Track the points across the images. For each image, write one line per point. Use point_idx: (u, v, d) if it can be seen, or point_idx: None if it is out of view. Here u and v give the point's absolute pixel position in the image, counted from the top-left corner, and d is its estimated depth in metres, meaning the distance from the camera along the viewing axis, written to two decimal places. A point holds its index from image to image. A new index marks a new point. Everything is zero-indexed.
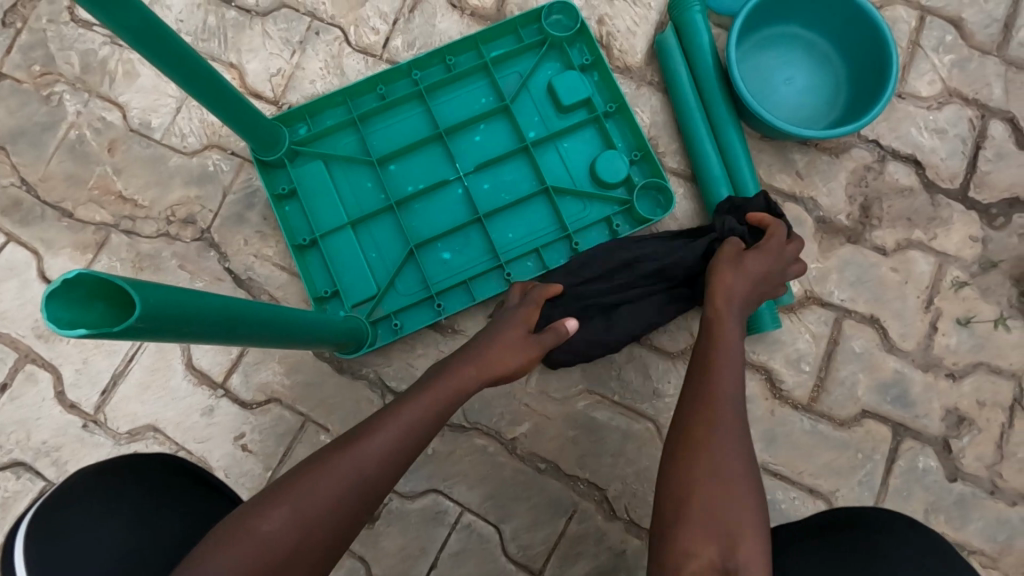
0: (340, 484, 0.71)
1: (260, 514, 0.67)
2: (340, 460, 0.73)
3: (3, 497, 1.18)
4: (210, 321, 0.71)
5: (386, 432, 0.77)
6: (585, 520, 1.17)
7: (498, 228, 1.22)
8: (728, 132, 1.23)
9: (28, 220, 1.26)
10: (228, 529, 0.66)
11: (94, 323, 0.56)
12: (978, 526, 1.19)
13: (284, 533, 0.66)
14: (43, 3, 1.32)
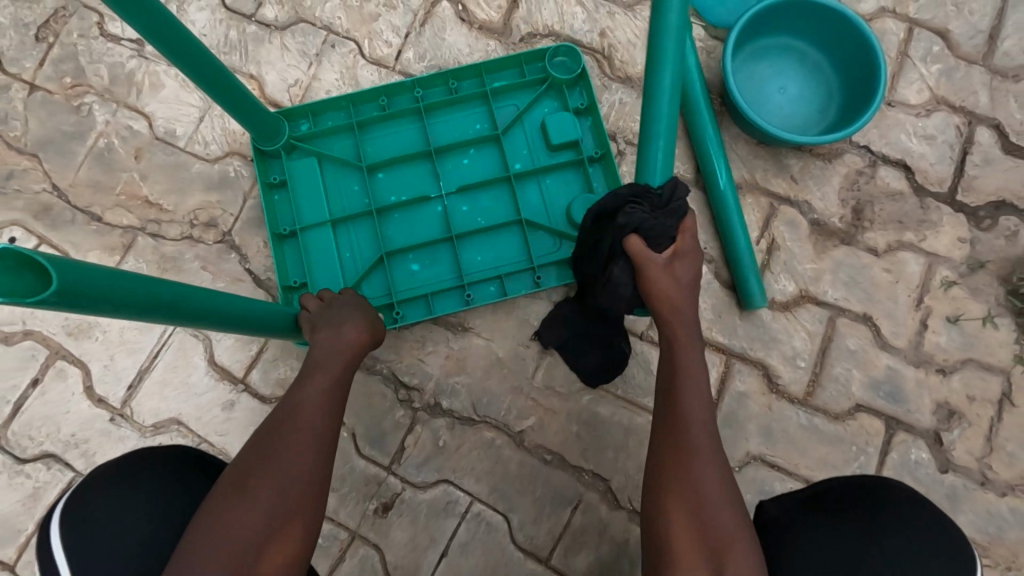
0: (307, 436, 0.76)
1: (226, 502, 0.70)
2: (292, 423, 0.78)
3: (33, 488, 1.24)
4: (142, 305, 0.71)
5: (319, 388, 0.83)
6: (589, 510, 1.22)
7: (468, 249, 1.27)
8: (708, 134, 1.29)
9: (58, 223, 1.32)
10: (207, 523, 0.69)
11: (14, 291, 0.56)
12: (969, 516, 1.23)
13: (261, 497, 0.70)
14: (74, 19, 1.40)
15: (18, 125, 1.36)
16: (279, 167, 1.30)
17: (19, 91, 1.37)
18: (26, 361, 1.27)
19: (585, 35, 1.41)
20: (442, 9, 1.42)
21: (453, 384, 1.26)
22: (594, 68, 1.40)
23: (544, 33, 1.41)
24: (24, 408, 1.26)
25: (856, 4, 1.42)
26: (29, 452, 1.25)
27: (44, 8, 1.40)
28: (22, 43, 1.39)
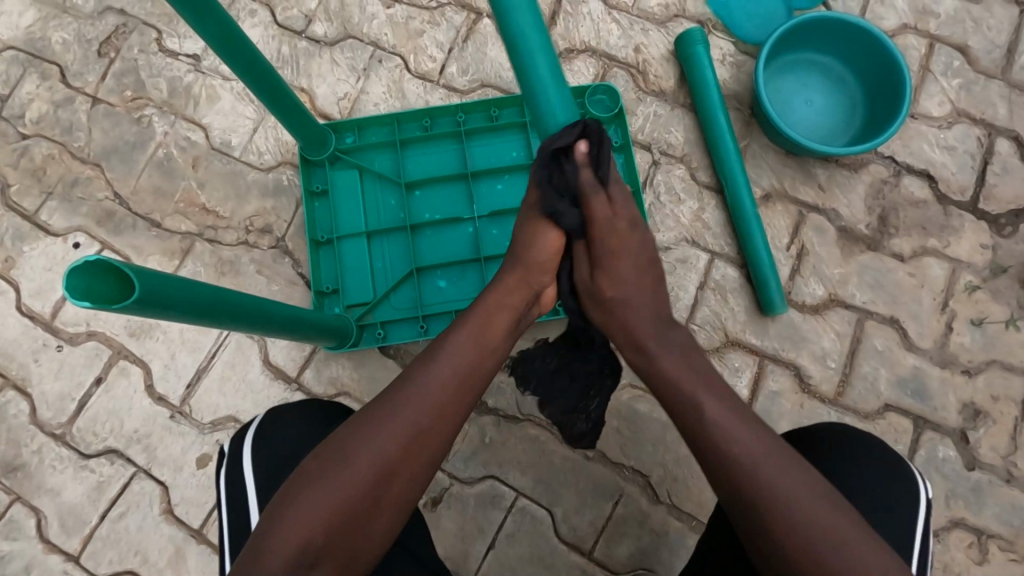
0: (405, 423, 0.79)
1: (320, 462, 0.76)
2: (399, 407, 0.80)
3: (97, 481, 1.30)
4: (202, 310, 0.73)
5: (436, 375, 0.83)
6: (630, 504, 1.27)
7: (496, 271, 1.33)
8: (725, 141, 1.37)
9: (121, 229, 1.39)
10: (307, 476, 0.76)
11: (100, 295, 0.60)
12: (995, 511, 1.28)
13: (351, 471, 0.75)
14: (135, 35, 1.47)
15: (82, 136, 1.43)
16: (322, 176, 1.37)
17: (82, 103, 1.45)
18: (90, 360, 1.34)
19: (620, 50, 1.48)
20: (484, 26, 1.49)
21: (498, 383, 1.32)
22: (629, 82, 1.46)
23: (581, 48, 1.48)
24: (89, 405, 1.32)
25: (879, 21, 1.49)
26: (93, 447, 1.31)
27: (106, 25, 1.47)
28: (85, 58, 1.46)
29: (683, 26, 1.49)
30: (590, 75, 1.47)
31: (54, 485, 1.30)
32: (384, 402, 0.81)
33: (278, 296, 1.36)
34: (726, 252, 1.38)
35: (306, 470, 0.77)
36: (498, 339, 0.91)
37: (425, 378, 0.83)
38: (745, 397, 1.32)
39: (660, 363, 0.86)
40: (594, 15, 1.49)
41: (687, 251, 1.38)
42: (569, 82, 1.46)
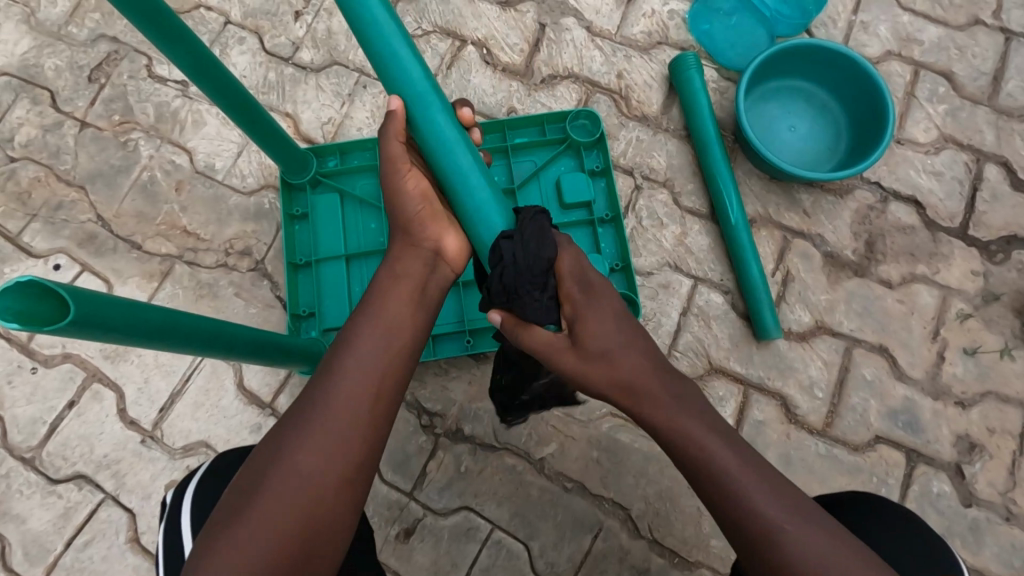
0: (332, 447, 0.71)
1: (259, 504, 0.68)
2: (324, 428, 0.73)
3: (64, 507, 1.27)
4: (147, 332, 0.72)
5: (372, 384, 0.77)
6: (610, 538, 1.23)
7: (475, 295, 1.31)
8: (718, 164, 1.36)
9: (102, 251, 1.39)
10: (220, 525, 0.66)
11: (37, 319, 0.59)
12: (994, 551, 1.22)
13: (271, 510, 0.67)
14: (125, 62, 1.50)
15: (69, 159, 1.45)
16: (303, 200, 1.37)
17: (70, 128, 1.47)
18: (64, 383, 1.32)
19: (603, 77, 1.49)
20: (468, 53, 1.51)
21: (475, 410, 1.29)
22: (612, 107, 1.47)
23: (564, 75, 1.49)
24: (60, 429, 1.30)
25: (862, 49, 1.49)
26: (62, 472, 1.28)
27: (98, 52, 1.51)
28: (76, 84, 1.49)
29: (666, 52, 1.50)
30: (572, 100, 1.48)
31: (21, 511, 1.28)
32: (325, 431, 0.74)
33: (255, 319, 1.35)
34: (709, 278, 1.35)
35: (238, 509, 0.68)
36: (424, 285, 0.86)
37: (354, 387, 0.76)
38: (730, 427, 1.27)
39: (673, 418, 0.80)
40: (577, 42, 1.51)
41: (670, 276, 1.36)
42: (552, 107, 1.47)
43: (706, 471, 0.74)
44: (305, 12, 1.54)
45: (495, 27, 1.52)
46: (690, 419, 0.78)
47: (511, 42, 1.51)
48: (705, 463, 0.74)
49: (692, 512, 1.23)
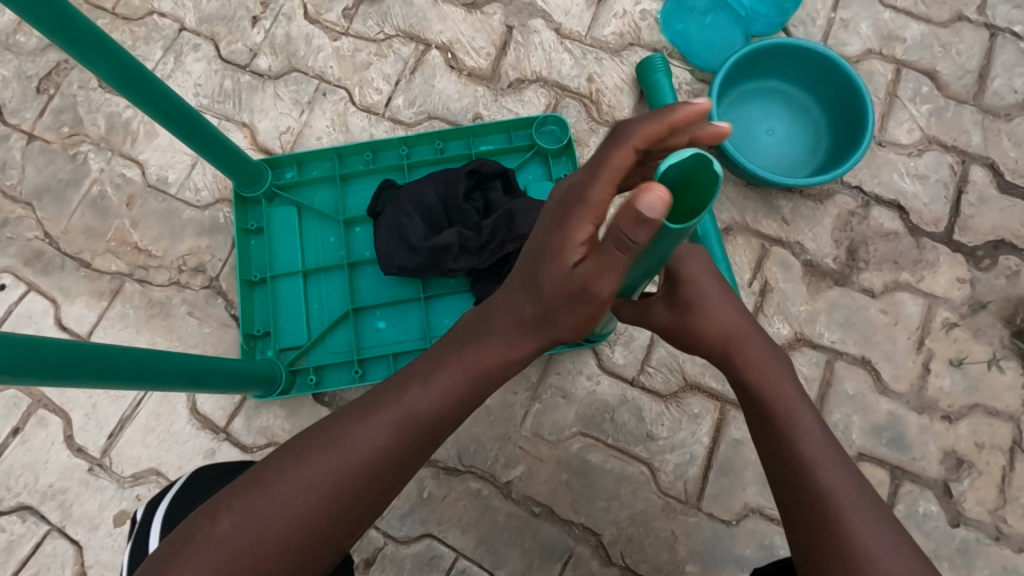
0: (326, 470, 0.59)
1: (220, 515, 0.58)
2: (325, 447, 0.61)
3: (7, 540, 1.21)
4: (47, 370, 0.67)
5: (411, 390, 0.64)
6: (580, 567, 1.17)
7: (437, 311, 1.25)
8: None
9: (49, 270, 1.33)
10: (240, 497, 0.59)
11: None
12: (983, 573, 1.16)
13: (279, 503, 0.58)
14: (75, 71, 1.44)
15: (15, 173, 1.39)
16: (259, 213, 1.31)
17: (17, 140, 1.41)
18: (7, 409, 1.26)
19: (572, 80, 1.43)
20: (432, 57, 1.45)
21: None
22: (582, 111, 1.41)
23: (532, 79, 1.43)
24: (3, 457, 1.24)
25: (842, 47, 1.43)
26: (6, 503, 1.22)
27: (47, 61, 1.44)
28: (24, 95, 1.43)
29: (638, 54, 1.44)
30: (540, 105, 1.42)
31: None
32: (296, 438, 0.63)
33: (209, 339, 1.29)
34: None
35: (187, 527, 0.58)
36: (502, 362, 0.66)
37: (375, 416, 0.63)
38: (706, 446, 1.21)
39: (769, 385, 0.73)
40: (546, 44, 1.45)
41: None
42: (519, 113, 1.41)
43: (772, 402, 0.72)
44: (263, 17, 1.48)
45: (461, 30, 1.46)
46: (776, 373, 0.75)
47: (477, 45, 1.45)
48: (768, 394, 0.73)
49: (667, 537, 1.17)
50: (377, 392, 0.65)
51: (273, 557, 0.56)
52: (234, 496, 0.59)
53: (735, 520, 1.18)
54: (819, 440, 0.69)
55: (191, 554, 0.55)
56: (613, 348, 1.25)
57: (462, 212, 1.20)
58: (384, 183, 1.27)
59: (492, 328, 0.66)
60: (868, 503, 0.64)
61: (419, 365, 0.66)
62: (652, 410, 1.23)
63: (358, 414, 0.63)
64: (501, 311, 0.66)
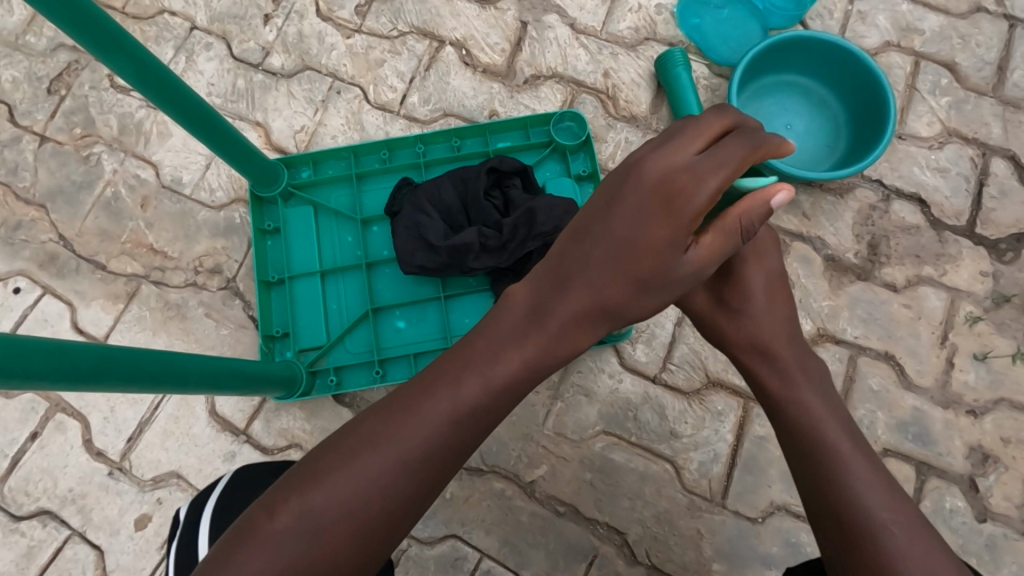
0: (386, 459, 0.56)
1: (279, 509, 0.55)
2: (380, 436, 0.58)
3: (28, 546, 1.20)
4: (74, 373, 0.67)
5: (471, 380, 0.60)
6: (605, 566, 1.16)
7: (457, 310, 1.24)
8: None
9: (64, 273, 1.32)
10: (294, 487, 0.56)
11: None
12: (1011, 569, 1.15)
13: (337, 493, 0.55)
14: (86, 71, 1.43)
15: (27, 176, 1.38)
16: (275, 214, 1.30)
17: (29, 142, 1.39)
18: (25, 414, 1.25)
19: (588, 76, 1.42)
20: (446, 54, 1.44)
21: None
22: (599, 107, 1.40)
23: (548, 75, 1.42)
24: (22, 462, 1.23)
25: (860, 40, 1.42)
26: (25, 508, 1.22)
27: (58, 62, 1.43)
28: (34, 96, 1.41)
29: (654, 49, 1.42)
30: (557, 101, 1.40)
31: None
32: (351, 425, 0.60)
33: (227, 341, 1.28)
34: None
35: (245, 525, 0.55)
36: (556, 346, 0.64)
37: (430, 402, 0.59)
38: (730, 443, 1.20)
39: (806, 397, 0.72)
40: (561, 40, 1.44)
41: None
42: (536, 109, 1.40)
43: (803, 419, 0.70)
44: (275, 15, 1.47)
45: (475, 27, 1.45)
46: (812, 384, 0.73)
47: (491, 42, 1.44)
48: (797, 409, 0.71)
49: (692, 535, 1.17)
50: (430, 376, 0.61)
51: (334, 552, 0.54)
52: (288, 487, 0.56)
53: (760, 518, 1.17)
54: (858, 460, 0.66)
55: (253, 553, 0.52)
56: (634, 346, 1.24)
57: (480, 211, 1.19)
58: (401, 181, 1.25)
59: (552, 316, 0.64)
60: (906, 518, 0.62)
61: (475, 350, 0.63)
62: (675, 408, 1.22)
63: (414, 398, 0.60)
64: (557, 302, 0.64)
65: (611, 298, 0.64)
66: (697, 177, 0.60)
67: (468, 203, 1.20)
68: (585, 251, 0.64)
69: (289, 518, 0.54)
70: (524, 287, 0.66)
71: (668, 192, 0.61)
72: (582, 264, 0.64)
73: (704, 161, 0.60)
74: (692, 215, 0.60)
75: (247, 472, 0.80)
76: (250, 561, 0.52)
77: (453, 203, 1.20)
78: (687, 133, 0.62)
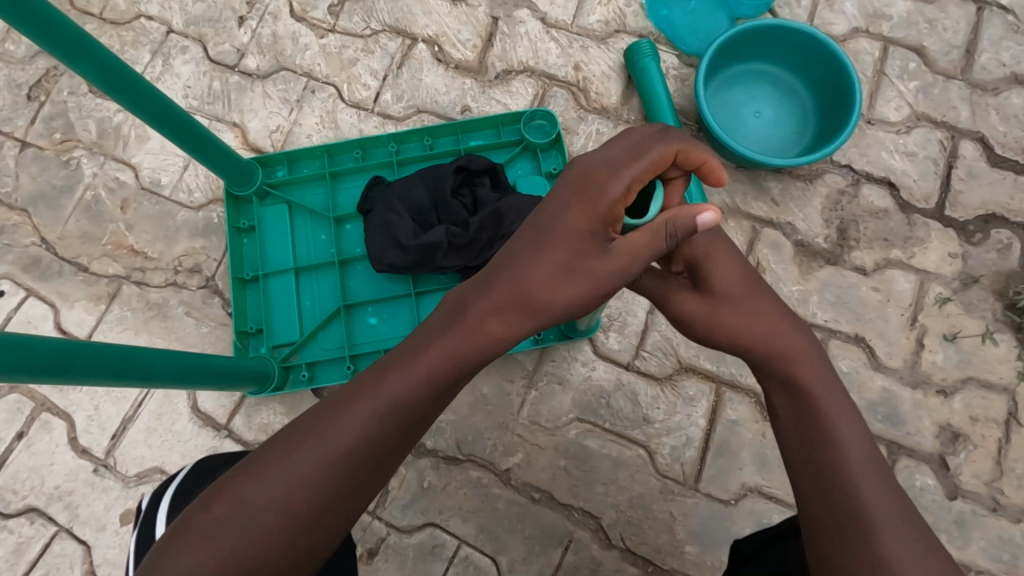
0: (313, 454, 0.59)
1: (215, 501, 0.58)
2: (312, 430, 0.60)
3: (16, 543, 1.23)
4: (33, 367, 0.67)
5: (395, 374, 0.62)
6: (580, 550, 1.18)
7: (428, 307, 1.26)
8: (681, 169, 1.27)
9: (46, 275, 1.35)
10: (231, 480, 0.59)
11: None
12: (982, 545, 1.17)
13: (267, 487, 0.58)
14: (65, 77, 1.45)
15: (10, 181, 1.40)
16: (251, 213, 1.32)
17: (10, 148, 1.42)
18: (12, 414, 1.28)
19: (559, 69, 1.43)
20: (419, 51, 1.45)
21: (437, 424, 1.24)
22: (570, 100, 1.41)
23: (519, 69, 1.44)
24: (9, 461, 1.26)
25: (828, 27, 1.43)
26: (14, 506, 1.24)
27: (37, 69, 1.45)
28: (15, 103, 1.44)
29: (624, 41, 1.44)
30: (528, 95, 1.42)
31: None
32: (290, 422, 0.62)
33: (207, 338, 1.31)
34: None
35: (184, 520, 0.58)
36: (487, 340, 0.65)
37: (356, 396, 0.61)
38: (702, 428, 1.22)
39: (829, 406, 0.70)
40: (532, 34, 1.45)
41: None
42: (508, 104, 1.41)
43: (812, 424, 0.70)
44: (250, 17, 1.49)
45: (446, 23, 1.47)
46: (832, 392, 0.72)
47: (463, 38, 1.46)
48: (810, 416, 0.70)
49: (666, 519, 1.19)
50: (362, 376, 0.63)
51: (265, 543, 0.56)
52: (229, 478, 0.60)
53: (733, 500, 1.19)
54: (870, 461, 0.67)
55: (188, 546, 0.55)
56: (607, 335, 1.26)
57: (450, 213, 1.20)
58: (374, 180, 1.27)
59: (473, 309, 0.66)
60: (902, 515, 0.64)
61: (406, 345, 0.65)
62: (648, 394, 1.24)
63: (347, 394, 0.62)
64: (477, 297, 0.67)
65: (530, 284, 0.66)
66: (612, 168, 0.65)
67: (439, 204, 1.22)
68: (511, 246, 0.68)
69: (224, 509, 0.57)
70: (456, 290, 0.70)
71: (585, 180, 0.66)
72: (511, 254, 0.67)
73: (618, 155, 0.66)
74: (603, 201, 0.65)
75: (210, 460, 0.83)
76: (186, 550, 0.55)
77: (426, 203, 1.22)
78: (610, 133, 0.69)
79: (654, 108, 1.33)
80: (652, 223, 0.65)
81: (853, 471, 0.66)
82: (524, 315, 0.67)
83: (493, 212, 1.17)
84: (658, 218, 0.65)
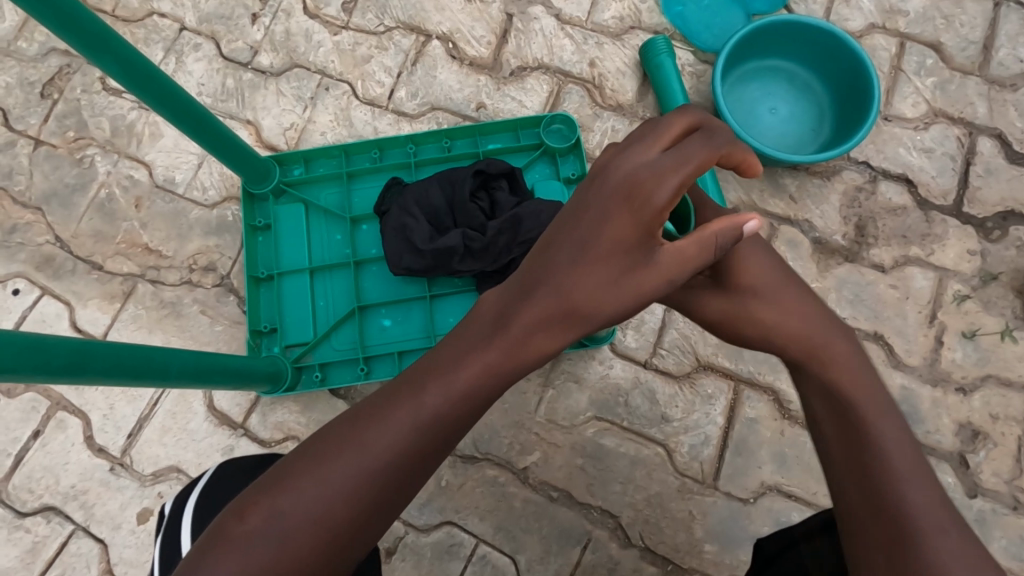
0: (351, 467, 0.58)
1: (248, 513, 0.57)
2: (347, 441, 0.59)
3: (33, 542, 1.23)
4: (54, 368, 0.68)
5: (433, 388, 0.61)
6: (599, 549, 1.17)
7: (441, 311, 1.26)
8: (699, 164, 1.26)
9: (60, 274, 1.34)
10: (265, 489, 0.59)
11: None
12: (1002, 543, 1.17)
13: (304, 496, 0.57)
14: (77, 75, 1.44)
15: (23, 180, 1.40)
16: (266, 210, 1.31)
17: (23, 146, 1.41)
18: (27, 413, 1.27)
19: (574, 66, 1.42)
20: (433, 48, 1.45)
21: None
22: (585, 97, 1.40)
23: (534, 66, 1.43)
24: (25, 461, 1.26)
25: (844, 23, 1.42)
26: (29, 505, 1.24)
27: (49, 67, 1.45)
28: (27, 101, 1.43)
29: (639, 37, 1.43)
30: (543, 92, 1.41)
31: None
32: (324, 431, 0.62)
33: (222, 337, 1.30)
34: None
35: (217, 528, 0.58)
36: (528, 354, 0.64)
37: (392, 408, 0.61)
38: (721, 426, 1.21)
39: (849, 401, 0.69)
40: (546, 31, 1.44)
41: None
42: (523, 101, 1.41)
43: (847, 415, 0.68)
44: (262, 14, 1.48)
45: (460, 20, 1.46)
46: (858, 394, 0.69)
47: (477, 35, 1.45)
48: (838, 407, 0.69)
49: (684, 517, 1.18)
50: (399, 386, 0.62)
51: (300, 555, 0.56)
52: (262, 486, 0.59)
53: (751, 499, 1.18)
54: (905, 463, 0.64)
55: (223, 555, 0.55)
56: (624, 333, 1.25)
57: (467, 216, 1.20)
58: (391, 181, 1.26)
59: (514, 320, 0.64)
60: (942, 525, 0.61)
61: (443, 356, 0.64)
62: (666, 392, 1.23)
63: (381, 405, 0.61)
64: (519, 307, 0.64)
65: (576, 296, 0.64)
66: (658, 174, 0.60)
67: (455, 207, 1.21)
68: (549, 256, 0.65)
69: (258, 520, 0.57)
70: (493, 295, 0.67)
71: (630, 192, 0.62)
72: (552, 265, 0.65)
73: (665, 160, 0.60)
74: (652, 210, 0.61)
75: (228, 465, 0.82)
76: (221, 562, 0.55)
77: (441, 208, 1.21)
78: (648, 138, 0.63)
79: (671, 103, 1.33)
80: (699, 233, 0.65)
81: (881, 466, 0.64)
82: (569, 327, 0.65)
83: (512, 216, 1.16)
84: (705, 230, 0.65)
